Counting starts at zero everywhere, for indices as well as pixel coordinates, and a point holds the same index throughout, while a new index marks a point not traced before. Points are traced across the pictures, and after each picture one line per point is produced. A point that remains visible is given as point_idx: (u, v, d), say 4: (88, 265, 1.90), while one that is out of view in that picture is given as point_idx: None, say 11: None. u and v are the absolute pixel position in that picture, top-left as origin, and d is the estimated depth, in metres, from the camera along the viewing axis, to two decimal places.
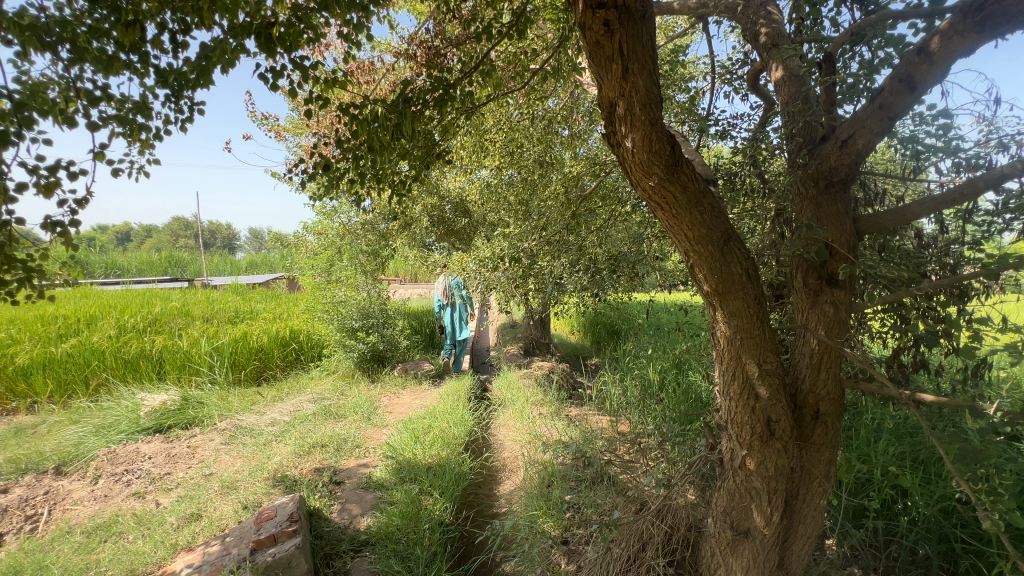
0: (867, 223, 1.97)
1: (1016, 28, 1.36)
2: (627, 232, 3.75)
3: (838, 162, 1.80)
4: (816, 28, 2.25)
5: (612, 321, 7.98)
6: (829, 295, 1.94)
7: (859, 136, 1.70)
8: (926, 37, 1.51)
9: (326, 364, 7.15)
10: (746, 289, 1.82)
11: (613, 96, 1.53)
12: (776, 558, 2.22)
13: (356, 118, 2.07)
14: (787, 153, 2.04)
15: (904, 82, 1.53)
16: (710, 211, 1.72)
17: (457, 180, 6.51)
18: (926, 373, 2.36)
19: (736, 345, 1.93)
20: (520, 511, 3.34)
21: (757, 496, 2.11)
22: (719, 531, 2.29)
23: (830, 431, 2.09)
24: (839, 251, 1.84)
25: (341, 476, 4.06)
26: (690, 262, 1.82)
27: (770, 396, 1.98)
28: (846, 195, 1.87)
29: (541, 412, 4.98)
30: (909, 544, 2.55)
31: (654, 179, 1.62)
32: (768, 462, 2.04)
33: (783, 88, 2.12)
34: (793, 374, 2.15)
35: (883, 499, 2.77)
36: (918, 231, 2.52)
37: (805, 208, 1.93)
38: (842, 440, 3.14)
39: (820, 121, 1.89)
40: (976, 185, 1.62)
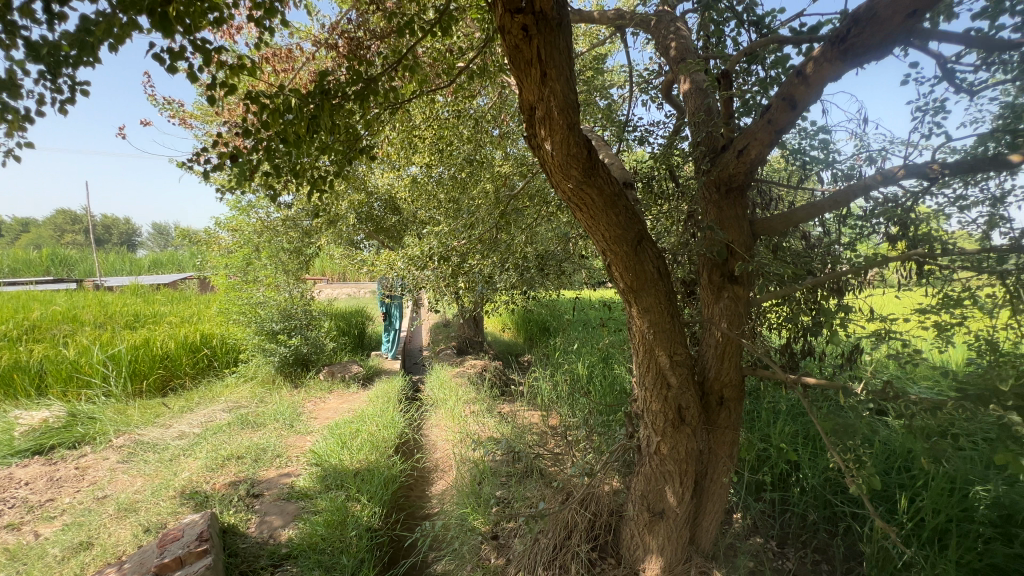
0: (762, 226, 2.18)
1: (874, 59, 1.54)
2: (555, 231, 3.86)
3: (736, 170, 1.96)
4: (720, 46, 2.47)
5: (542, 318, 8.16)
6: (730, 291, 2.14)
7: (753, 147, 1.86)
8: (805, 61, 1.67)
9: (243, 370, 6.65)
10: (658, 286, 1.95)
11: (533, 100, 1.57)
12: (688, 534, 2.41)
13: (267, 108, 1.93)
14: (694, 160, 2.20)
15: (787, 100, 1.70)
16: (625, 212, 1.81)
17: (385, 176, 6.34)
18: (813, 359, 2.67)
19: (649, 339, 2.06)
20: (451, 510, 3.34)
21: (670, 478, 2.27)
22: (638, 513, 2.43)
23: (733, 415, 2.29)
24: (738, 250, 2.04)
25: (260, 488, 3.81)
26: (607, 261, 1.92)
27: (680, 385, 2.13)
28: (743, 200, 2.07)
29: (474, 410, 5.01)
30: (800, 511, 2.88)
31: (573, 181, 1.69)
32: (679, 446, 2.21)
33: (690, 100, 2.26)
34: (701, 364, 2.33)
35: (779, 474, 3.10)
36: (805, 233, 2.84)
37: (709, 212, 2.10)
38: (746, 422, 3.46)
39: (720, 132, 2.04)
40: (847, 193, 1.85)
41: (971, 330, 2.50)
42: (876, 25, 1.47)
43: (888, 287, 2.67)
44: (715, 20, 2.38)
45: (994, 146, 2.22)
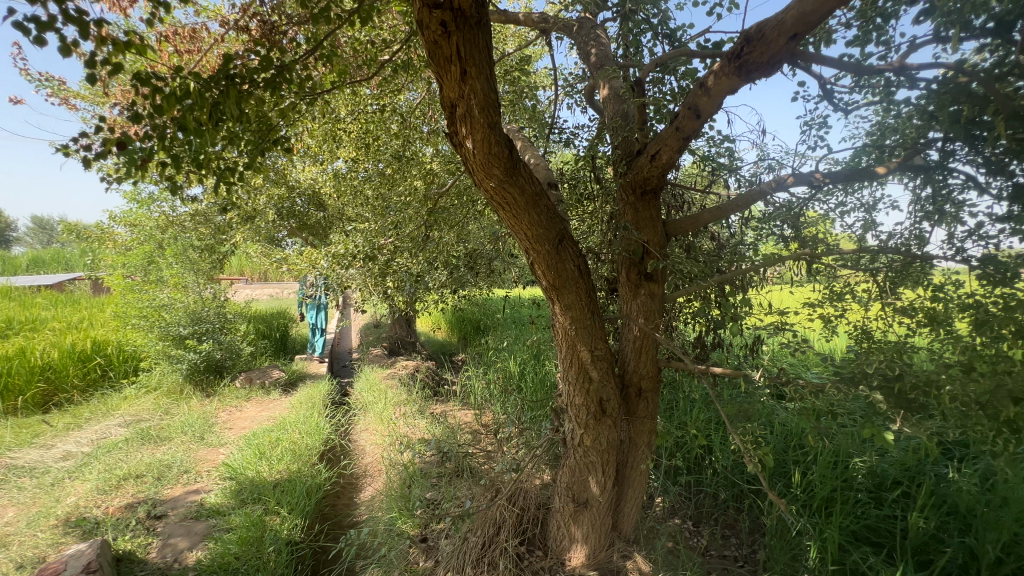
0: (675, 226, 2.31)
1: (767, 76, 1.57)
2: (485, 230, 3.87)
3: (649, 174, 2.05)
4: (637, 56, 2.61)
5: (475, 316, 8.14)
6: (647, 288, 2.26)
7: (663, 153, 1.95)
8: (708, 71, 1.69)
9: (144, 380, 6.02)
10: (579, 284, 2.01)
11: (453, 97, 1.56)
12: (611, 520, 2.52)
13: (162, 92, 1.76)
14: (613, 163, 2.29)
15: (692, 110, 1.74)
16: (546, 212, 1.85)
17: (308, 170, 6.01)
18: (721, 351, 2.90)
19: (572, 335, 2.12)
20: (379, 516, 3.24)
21: (593, 468, 2.37)
22: (563, 504, 2.50)
23: (650, 405, 2.43)
24: (653, 250, 2.16)
25: (163, 509, 3.47)
26: (530, 260, 1.95)
27: (601, 379, 2.21)
28: (657, 202, 2.19)
29: (404, 412, 4.90)
30: (712, 491, 3.11)
31: (494, 180, 1.70)
32: (601, 437, 2.31)
33: (609, 105, 2.36)
34: (621, 358, 2.44)
35: (695, 458, 3.33)
36: (715, 234, 3.07)
37: (626, 213, 2.20)
38: (665, 411, 3.68)
39: (635, 137, 2.13)
40: (747, 197, 2.02)
41: (850, 321, 2.83)
42: (765, 44, 1.49)
43: (784, 283, 2.96)
44: (632, 32, 2.52)
45: (866, 159, 2.54)
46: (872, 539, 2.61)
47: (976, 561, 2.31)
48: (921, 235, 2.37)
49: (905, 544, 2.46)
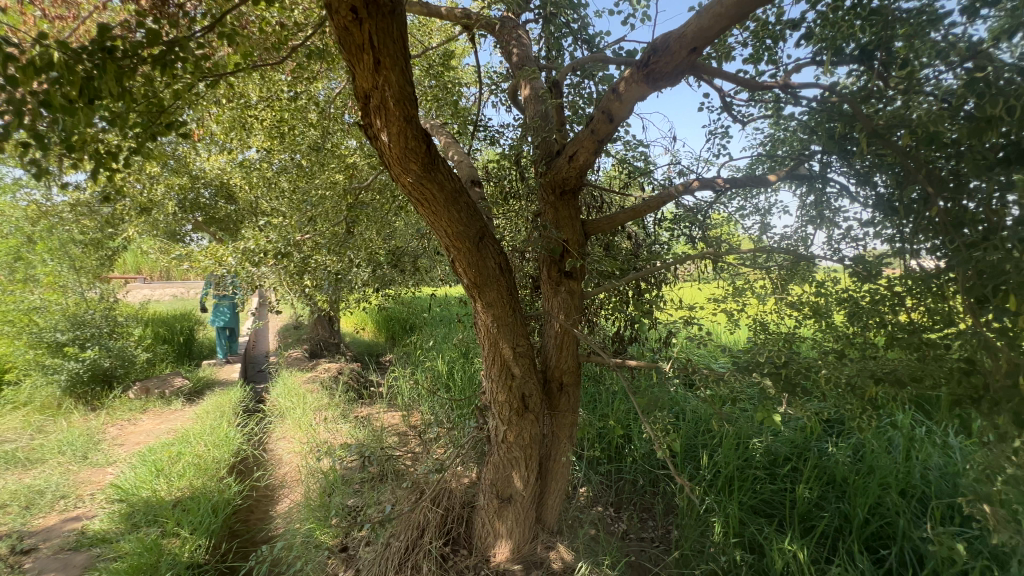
0: (593, 225, 2.39)
1: (671, 85, 1.63)
2: (410, 226, 3.78)
3: (568, 174, 2.11)
4: (558, 58, 2.68)
5: (403, 315, 7.95)
6: (567, 285, 2.33)
7: (580, 154, 2.01)
8: (619, 77, 1.73)
9: (10, 395, 5.22)
10: (500, 281, 2.02)
11: (367, 87, 1.50)
12: (534, 514, 2.57)
13: (17, 61, 1.51)
14: (533, 162, 2.32)
15: (606, 114, 1.80)
16: (466, 209, 1.84)
17: (214, 159, 5.51)
18: (638, 344, 3.06)
19: (494, 332, 2.13)
20: (296, 528, 3.07)
21: (517, 464, 2.39)
22: (488, 501, 2.51)
23: (572, 399, 2.51)
24: (572, 249, 2.22)
25: (32, 542, 3.03)
26: (451, 257, 1.93)
27: (524, 374, 2.24)
28: (576, 202, 2.26)
29: (326, 417, 4.67)
30: (631, 477, 3.28)
31: (412, 176, 1.66)
32: (523, 432, 2.34)
33: (530, 105, 2.40)
34: (543, 354, 2.50)
35: (615, 447, 3.49)
36: (632, 233, 3.24)
37: (547, 212, 2.25)
38: (589, 404, 3.82)
39: (553, 137, 2.18)
40: (658, 199, 2.14)
41: (750, 315, 3.10)
42: (669, 55, 1.53)
43: (692, 281, 3.19)
44: (552, 36, 2.58)
45: (761, 168, 2.80)
46: (768, 511, 2.87)
47: (849, 523, 2.62)
48: (806, 237, 2.66)
49: (794, 513, 2.74)
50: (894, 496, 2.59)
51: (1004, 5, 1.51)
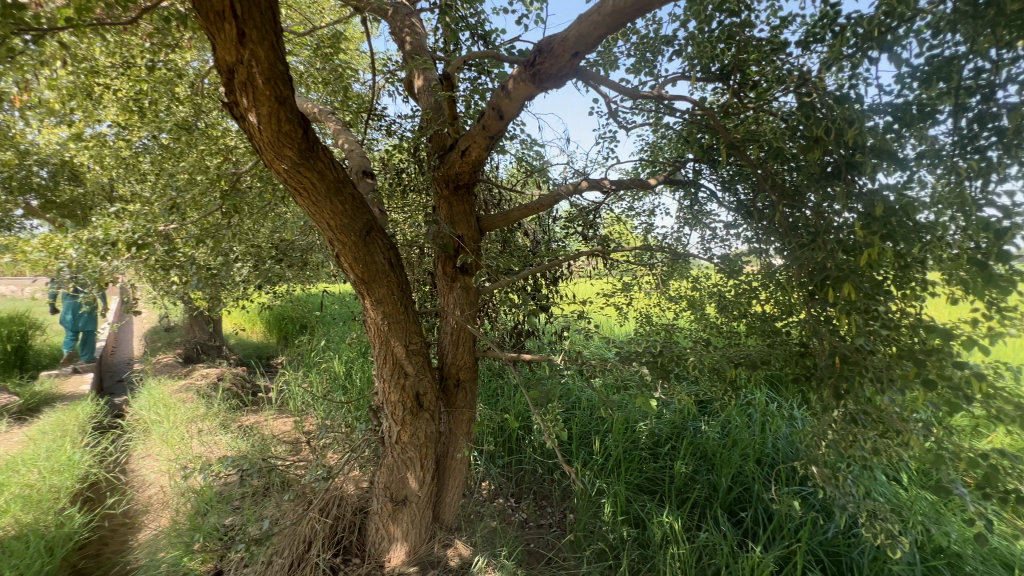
0: (488, 222, 2.41)
1: (557, 88, 1.67)
2: (298, 218, 3.51)
3: (461, 169, 2.09)
4: (453, 51, 2.64)
5: (297, 314, 7.38)
6: (462, 281, 2.32)
7: (473, 149, 2.00)
8: (508, 74, 1.74)
9: None
10: (390, 278, 1.95)
11: (230, 61, 1.35)
12: (431, 513, 2.53)
13: None
14: (427, 154, 2.27)
15: (496, 111, 1.80)
16: (351, 201, 1.74)
17: (52, 132, 4.64)
18: (535, 338, 3.15)
19: (385, 330, 2.05)
20: (159, 558, 2.70)
21: (411, 464, 2.34)
22: (382, 505, 2.42)
23: (469, 395, 2.52)
24: (466, 244, 2.22)
25: None
26: (335, 252, 1.82)
27: (417, 373, 2.19)
28: (470, 197, 2.26)
29: (201, 428, 4.18)
30: (529, 468, 3.37)
31: (287, 162, 1.53)
32: (418, 432, 2.29)
33: (423, 96, 2.34)
34: (438, 352, 2.48)
35: (515, 439, 3.57)
36: (529, 230, 3.32)
37: (441, 207, 2.22)
38: (490, 398, 3.86)
39: (447, 131, 2.14)
40: (549, 199, 2.22)
41: (636, 308, 3.34)
42: (553, 57, 1.56)
43: (585, 276, 3.36)
44: (446, 27, 2.53)
45: (645, 171, 3.02)
46: (651, 488, 3.09)
47: (717, 492, 2.94)
48: (682, 237, 2.93)
49: (673, 488, 3.00)
50: (751, 465, 2.96)
51: (827, 42, 1.78)
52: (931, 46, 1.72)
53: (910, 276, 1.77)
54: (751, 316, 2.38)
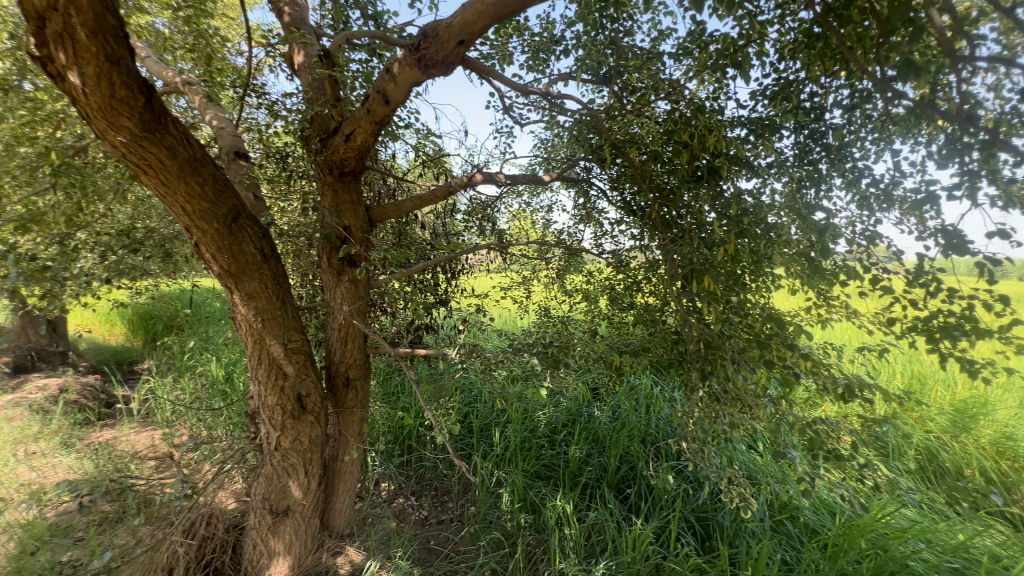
0: (378, 212, 2.31)
1: (444, 76, 1.63)
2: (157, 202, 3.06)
3: (346, 154, 1.97)
4: (339, 29, 2.47)
5: (167, 312, 6.50)
6: (349, 274, 2.20)
7: (358, 134, 1.89)
8: (393, 57, 1.66)
9: None
10: (263, 270, 1.78)
11: (39, 7, 1.12)
12: (318, 521, 2.38)
13: None
14: (308, 137, 2.10)
15: (381, 95, 1.71)
16: (212, 183, 1.55)
17: None
18: (433, 333, 3.09)
19: (258, 328, 1.87)
20: None
21: (294, 472, 2.17)
22: (259, 519, 2.22)
23: (360, 393, 2.40)
24: (354, 235, 2.10)
25: None
26: (194, 240, 1.61)
27: (298, 373, 2.03)
28: (357, 185, 2.14)
29: (34, 450, 3.50)
30: (428, 464, 3.32)
31: (125, 135, 1.32)
32: (301, 436, 2.13)
33: (303, 74, 2.15)
34: (325, 350, 2.34)
35: (414, 436, 3.48)
36: (427, 223, 3.24)
37: (325, 194, 2.08)
38: (388, 396, 3.72)
39: (330, 113, 2.00)
40: (440, 191, 2.18)
41: (534, 301, 3.43)
42: (438, 43, 1.52)
43: (485, 270, 3.36)
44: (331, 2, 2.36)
45: (541, 167, 3.09)
46: (547, 474, 3.19)
47: (606, 472, 3.12)
48: (575, 233, 3.05)
49: (567, 472, 3.13)
50: (635, 445, 3.19)
51: (694, 56, 1.95)
52: (777, 69, 1.97)
53: (759, 270, 2.02)
54: (635, 307, 2.56)
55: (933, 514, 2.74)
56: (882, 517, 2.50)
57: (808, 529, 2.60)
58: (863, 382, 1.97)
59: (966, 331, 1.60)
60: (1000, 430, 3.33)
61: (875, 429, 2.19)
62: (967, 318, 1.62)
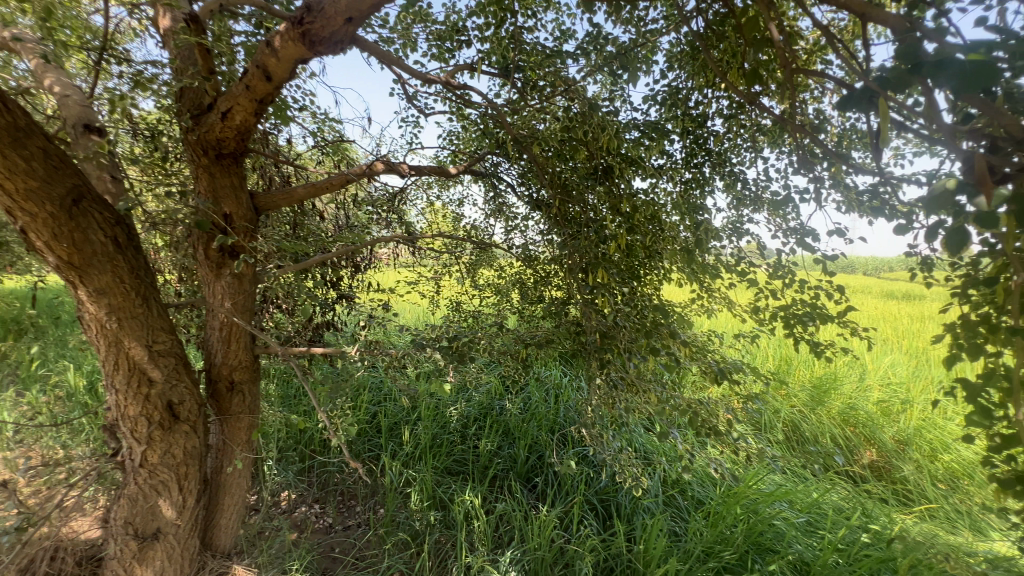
0: (264, 200, 2.12)
1: (333, 55, 1.52)
2: None
3: (223, 134, 1.78)
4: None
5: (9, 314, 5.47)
6: (231, 267, 2.00)
7: (236, 113, 1.72)
8: (273, 29, 1.52)
9: None
10: (117, 261, 1.57)
11: None
12: (198, 543, 2.13)
13: None
14: (176, 114, 1.87)
15: (261, 70, 1.57)
16: (41, 159, 1.37)
17: None
18: (334, 330, 2.92)
19: (113, 328, 1.64)
20: None
21: (165, 490, 1.93)
22: (121, 547, 1.94)
23: (247, 398, 2.19)
24: (235, 224, 1.91)
25: None
26: (19, 225, 1.40)
27: (168, 378, 1.81)
28: (239, 169, 1.95)
29: None
30: (331, 469, 3.15)
31: None
32: (173, 449, 1.89)
33: (169, 40, 1.90)
34: (205, 351, 2.11)
35: (315, 440, 3.28)
36: (327, 214, 3.05)
37: (200, 178, 1.87)
38: (286, 400, 3.46)
39: (204, 87, 1.80)
40: (335, 180, 2.06)
41: (445, 296, 3.37)
42: (324, 19, 1.41)
43: (393, 264, 3.25)
44: None
45: (449, 160, 3.04)
46: (457, 469, 3.18)
47: (515, 463, 3.18)
48: (486, 228, 3.05)
49: (477, 466, 3.14)
50: (543, 434, 3.28)
51: (591, 57, 2.02)
52: (664, 77, 2.11)
53: (649, 265, 2.16)
54: (542, 300, 2.61)
55: (794, 478, 3.14)
56: (754, 483, 2.81)
57: (694, 499, 2.85)
58: (736, 364, 2.19)
59: (813, 318, 1.86)
60: (846, 401, 3.90)
61: (748, 406, 2.45)
62: (814, 307, 1.88)
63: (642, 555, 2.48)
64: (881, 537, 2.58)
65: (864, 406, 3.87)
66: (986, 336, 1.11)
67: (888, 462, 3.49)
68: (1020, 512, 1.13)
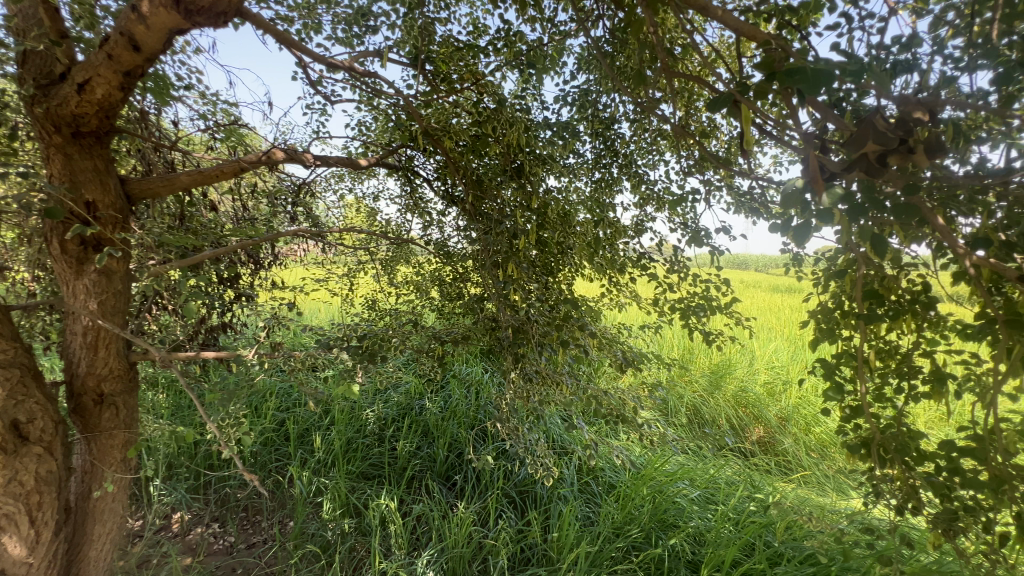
0: (136, 187, 1.87)
1: (215, 28, 1.37)
2: None
3: (81, 109, 1.55)
4: None
5: None
6: (96, 264, 1.75)
7: (97, 85, 1.50)
8: None
9: None
10: None
11: None
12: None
13: None
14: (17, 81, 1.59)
15: (126, 37, 1.38)
16: None
17: None
18: (232, 333, 2.67)
19: None
20: None
21: (11, 525, 1.61)
22: None
23: (122, 412, 1.94)
24: (99, 213, 1.67)
25: None
26: None
27: (12, 393, 1.58)
28: (103, 150, 1.71)
29: None
30: (230, 484, 2.89)
31: None
32: (21, 475, 1.60)
33: None
34: (65, 360, 1.83)
35: (212, 454, 2.99)
36: (222, 205, 2.78)
37: (52, 159, 1.61)
38: (176, 411, 3.12)
39: (54, 54, 1.55)
40: (224, 168, 1.87)
41: (360, 294, 3.21)
42: None
43: (301, 261, 3.03)
44: None
45: (361, 151, 2.90)
46: (373, 473, 3.06)
47: (434, 462, 3.13)
48: (402, 223, 2.94)
49: (394, 468, 3.05)
50: (463, 431, 3.26)
51: (503, 53, 2.03)
52: (574, 78, 2.16)
53: (562, 261, 2.22)
54: (461, 297, 2.58)
55: (694, 457, 3.41)
56: (659, 465, 3.01)
57: (606, 485, 2.99)
58: (641, 354, 2.32)
59: (706, 309, 2.02)
60: (739, 384, 4.31)
61: (653, 393, 2.61)
62: (706, 300, 2.04)
63: (556, 543, 2.57)
64: (764, 504, 2.89)
65: (754, 388, 4.30)
66: (838, 321, 1.28)
67: (772, 437, 3.91)
68: (862, 471, 1.32)
